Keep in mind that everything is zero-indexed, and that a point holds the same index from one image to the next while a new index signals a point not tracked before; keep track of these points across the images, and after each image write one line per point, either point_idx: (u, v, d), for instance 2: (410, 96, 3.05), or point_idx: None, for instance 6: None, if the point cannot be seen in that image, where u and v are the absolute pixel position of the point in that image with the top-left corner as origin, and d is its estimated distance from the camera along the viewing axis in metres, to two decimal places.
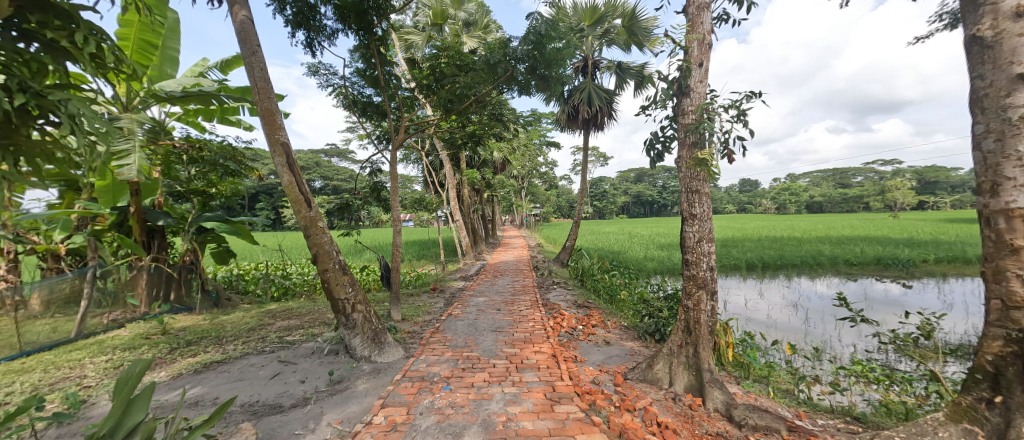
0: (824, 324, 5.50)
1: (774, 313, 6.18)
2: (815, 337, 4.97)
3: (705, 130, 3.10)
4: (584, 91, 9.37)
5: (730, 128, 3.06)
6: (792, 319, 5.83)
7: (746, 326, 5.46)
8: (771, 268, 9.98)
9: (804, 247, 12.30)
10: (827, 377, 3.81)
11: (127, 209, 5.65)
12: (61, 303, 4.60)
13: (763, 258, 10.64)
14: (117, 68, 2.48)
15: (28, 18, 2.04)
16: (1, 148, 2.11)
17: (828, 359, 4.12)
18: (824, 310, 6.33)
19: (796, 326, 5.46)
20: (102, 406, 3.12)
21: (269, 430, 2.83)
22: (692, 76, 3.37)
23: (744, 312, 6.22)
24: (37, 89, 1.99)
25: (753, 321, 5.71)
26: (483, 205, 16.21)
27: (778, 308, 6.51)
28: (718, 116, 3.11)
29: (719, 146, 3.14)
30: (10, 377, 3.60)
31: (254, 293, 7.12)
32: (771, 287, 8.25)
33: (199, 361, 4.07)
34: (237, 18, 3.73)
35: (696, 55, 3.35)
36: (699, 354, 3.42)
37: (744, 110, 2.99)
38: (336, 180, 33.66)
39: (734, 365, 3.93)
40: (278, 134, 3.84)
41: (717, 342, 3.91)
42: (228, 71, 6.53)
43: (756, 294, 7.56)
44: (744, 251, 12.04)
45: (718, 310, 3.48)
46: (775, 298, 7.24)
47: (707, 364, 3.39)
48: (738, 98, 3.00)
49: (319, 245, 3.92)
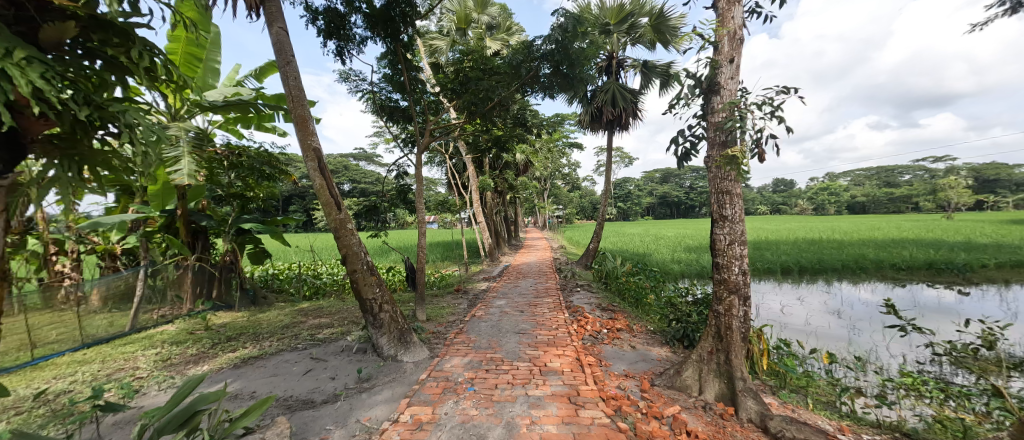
0: (870, 333, 5.21)
1: (813, 320, 5.91)
2: (859, 346, 4.73)
3: (735, 128, 3.03)
4: (608, 91, 9.23)
5: (763, 127, 2.96)
6: (833, 326, 5.55)
7: (781, 333, 5.28)
8: (808, 273, 9.53)
9: (844, 250, 11.65)
10: (872, 389, 3.62)
11: (174, 212, 6.02)
12: (116, 299, 4.96)
13: (800, 262, 10.18)
14: (168, 80, 2.65)
15: (91, 37, 2.20)
16: (68, 157, 2.31)
17: (874, 370, 3.91)
18: (870, 317, 5.99)
19: (836, 333, 5.24)
20: (151, 396, 3.34)
21: (302, 425, 2.95)
22: (722, 73, 3.29)
23: (780, 318, 6.00)
24: (99, 102, 2.13)
25: (788, 327, 5.50)
26: (506, 206, 16.31)
27: (817, 314, 6.23)
28: (749, 113, 3.02)
29: (749, 145, 3.06)
30: (73, 367, 3.90)
31: (288, 292, 7.46)
32: (809, 292, 7.89)
33: (237, 356, 4.28)
34: (273, 30, 3.91)
35: (727, 51, 3.27)
36: (731, 362, 3.33)
37: (779, 107, 2.90)
38: (363, 183, 34.73)
39: (769, 374, 3.80)
40: (311, 140, 3.99)
41: (750, 349, 3.76)
42: (263, 79, 6.83)
43: (793, 299, 7.25)
44: (779, 254, 11.56)
45: (751, 316, 3.37)
46: (814, 304, 6.91)
47: (740, 372, 3.29)
48: (770, 95, 2.92)
49: (347, 246, 4.05)
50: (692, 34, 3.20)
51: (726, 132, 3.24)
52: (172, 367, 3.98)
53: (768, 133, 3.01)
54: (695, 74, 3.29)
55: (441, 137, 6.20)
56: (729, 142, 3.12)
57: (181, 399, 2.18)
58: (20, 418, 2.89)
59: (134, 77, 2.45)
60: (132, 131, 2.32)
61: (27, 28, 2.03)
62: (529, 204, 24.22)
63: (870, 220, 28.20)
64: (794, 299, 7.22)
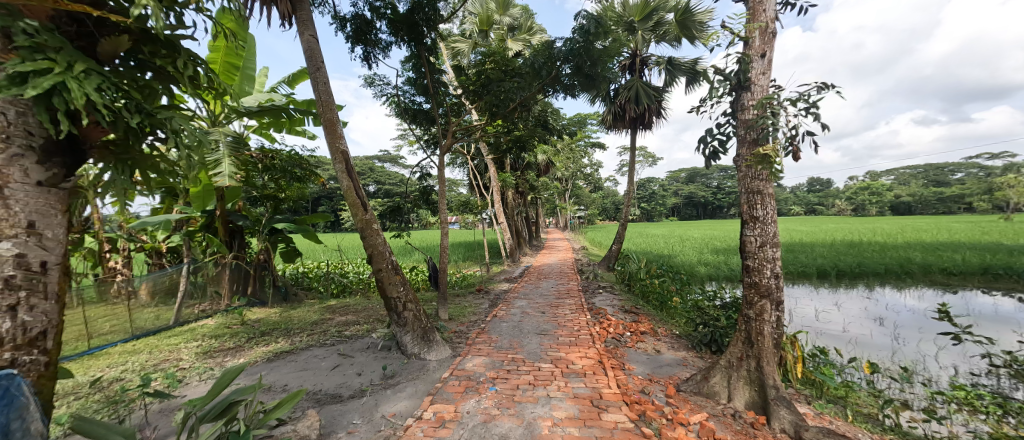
0: (917, 342, 4.93)
1: (851, 327, 5.66)
2: (904, 356, 4.49)
3: (768, 125, 2.96)
4: (632, 89, 9.10)
5: (797, 123, 2.88)
6: (874, 334, 5.29)
7: (817, 340, 5.09)
8: (847, 278, 9.10)
9: (887, 254, 11.04)
10: (920, 402, 3.43)
11: (214, 212, 6.36)
12: (162, 294, 5.29)
13: (838, 266, 9.73)
14: (210, 88, 2.81)
15: (142, 49, 2.36)
16: (122, 162, 2.48)
17: (922, 382, 3.71)
18: (917, 325, 5.66)
19: (877, 341, 5.00)
20: (193, 386, 3.54)
21: (331, 418, 3.06)
22: (754, 68, 3.20)
23: (815, 324, 5.78)
24: (149, 110, 2.29)
25: (825, 334, 5.29)
26: (527, 207, 16.32)
27: (856, 321, 5.94)
28: (783, 110, 2.94)
29: (783, 142, 2.98)
30: (124, 357, 4.19)
31: (317, 289, 7.75)
32: (848, 298, 7.53)
33: (271, 350, 4.48)
34: (304, 38, 4.08)
35: (758, 46, 3.19)
36: (762, 369, 3.25)
37: (814, 103, 2.81)
38: (388, 184, 35.53)
39: (804, 383, 3.66)
40: (339, 143, 4.14)
41: (783, 356, 3.64)
42: (295, 85, 7.11)
43: (829, 305, 6.96)
44: (815, 257, 11.08)
45: (784, 321, 3.27)
46: (853, 310, 6.60)
47: (772, 379, 3.21)
48: (806, 91, 2.83)
49: (373, 246, 4.17)
50: (720, 29, 3.14)
51: (758, 129, 3.16)
52: (212, 359, 4.20)
53: (803, 130, 2.91)
54: (723, 71, 3.22)
55: (463, 138, 6.28)
56: (761, 140, 3.04)
57: (219, 391, 2.31)
58: (78, 402, 3.12)
59: (179, 85, 2.61)
60: (178, 136, 2.46)
61: (86, 42, 2.18)
62: (551, 205, 24.11)
63: (925, 220, 27.27)
64: (832, 305, 6.91)
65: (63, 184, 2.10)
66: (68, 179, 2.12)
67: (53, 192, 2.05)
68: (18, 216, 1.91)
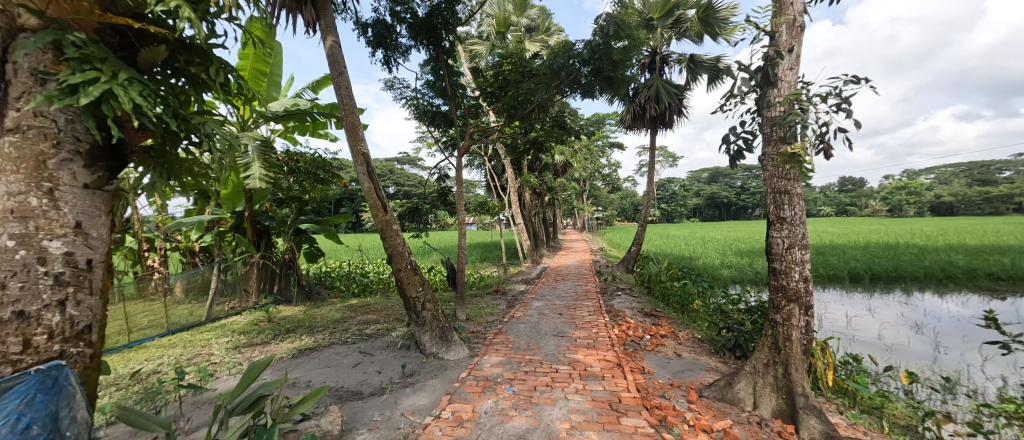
0: (961, 351, 4.69)
1: (887, 333, 5.42)
2: (946, 365, 4.28)
3: (796, 122, 2.87)
4: (652, 88, 8.97)
5: (827, 120, 2.79)
6: (912, 342, 5.05)
7: (849, 347, 4.90)
8: (882, 282, 8.72)
9: (927, 257, 10.49)
10: (964, 415, 3.26)
11: (242, 213, 6.61)
12: (196, 291, 5.53)
13: (872, 269, 9.33)
14: (240, 94, 2.92)
15: (178, 58, 2.47)
16: (159, 165, 2.61)
17: (966, 394, 3.53)
18: (960, 333, 5.38)
19: (915, 350, 4.78)
20: (224, 380, 3.69)
21: (353, 414, 3.14)
22: (781, 64, 3.13)
23: (847, 331, 5.57)
24: (185, 116, 2.39)
25: (859, 341, 5.09)
26: (544, 208, 16.30)
27: (892, 327, 5.69)
28: (812, 106, 2.85)
29: (812, 140, 2.88)
30: (161, 350, 4.41)
31: (339, 288, 7.95)
32: (883, 303, 7.22)
33: (296, 347, 4.63)
34: (327, 44, 4.20)
35: (785, 40, 3.12)
36: (790, 375, 3.16)
37: (846, 98, 2.72)
38: (406, 186, 36.09)
39: (835, 392, 3.53)
40: (360, 146, 4.24)
41: (812, 362, 3.52)
42: (319, 90, 7.32)
43: (862, 310, 6.68)
44: (847, 260, 10.66)
45: (814, 327, 3.16)
46: (889, 316, 6.32)
47: (801, 387, 3.10)
48: (836, 86, 2.74)
49: (393, 246, 4.24)
50: (745, 25, 3.08)
51: (786, 127, 3.08)
52: (241, 354, 4.37)
53: (834, 127, 2.82)
54: (748, 68, 3.15)
55: (480, 140, 6.33)
56: (789, 138, 2.96)
57: (249, 385, 2.40)
58: (120, 393, 3.30)
59: (211, 92, 2.71)
60: (211, 140, 2.57)
61: (128, 53, 2.31)
62: (568, 206, 23.96)
63: (971, 220, 26.77)
64: (865, 311, 6.64)
65: (107, 186, 2.22)
66: (111, 182, 2.24)
67: (98, 194, 2.17)
68: (67, 217, 2.03)
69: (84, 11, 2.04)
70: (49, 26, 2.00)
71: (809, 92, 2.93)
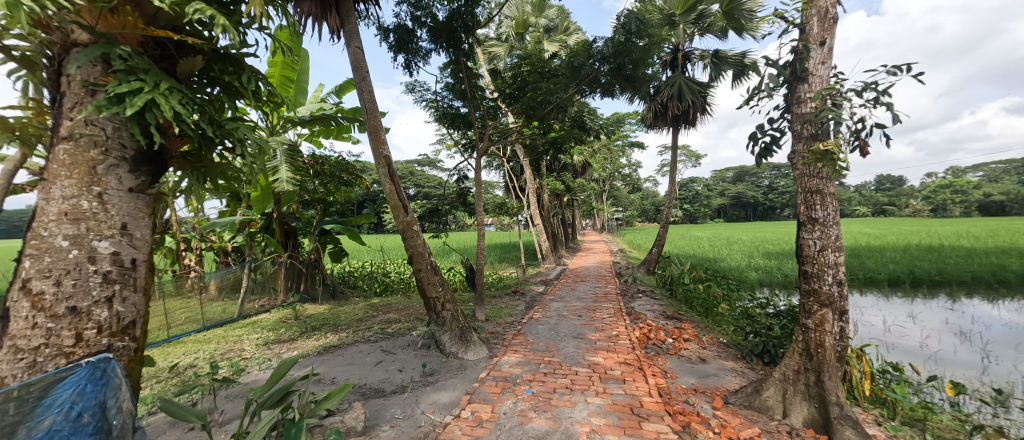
0: (1014, 362, 4.42)
1: (931, 341, 5.16)
2: (997, 377, 4.05)
3: (829, 118, 2.77)
4: (674, 85, 8.81)
5: (863, 116, 2.68)
6: (959, 351, 4.79)
7: (888, 355, 4.69)
8: (924, 287, 8.27)
9: (976, 260, 9.89)
10: (1017, 430, 3.06)
11: (272, 215, 6.84)
12: (228, 289, 5.77)
13: (913, 273, 8.87)
14: (269, 101, 3.04)
15: (213, 67, 2.59)
16: (195, 169, 2.73)
17: (1019, 408, 3.32)
18: (1013, 343, 5.05)
19: (961, 359, 4.53)
20: (254, 375, 3.84)
21: (375, 411, 3.22)
22: (811, 58, 3.03)
23: (886, 338, 5.32)
24: (219, 122, 2.51)
25: (899, 349, 4.86)
26: (563, 209, 16.20)
27: (936, 335, 5.41)
28: (846, 101, 2.75)
29: (846, 137, 2.77)
30: (197, 345, 4.62)
31: (361, 288, 8.15)
32: (925, 309, 6.86)
33: (321, 344, 4.77)
34: (351, 49, 4.32)
35: (817, 33, 3.02)
36: (823, 383, 3.05)
37: (884, 92, 2.60)
38: (426, 187, 36.56)
39: (872, 402, 3.37)
40: (382, 148, 4.34)
41: (847, 370, 3.40)
42: (342, 94, 7.52)
43: (903, 316, 6.37)
44: (885, 263, 10.16)
45: (849, 333, 3.04)
46: (932, 323, 6.00)
47: (835, 396, 2.99)
48: (875, 79, 2.62)
49: (414, 246, 4.31)
50: (773, 18, 3.00)
51: (817, 124, 2.98)
52: (270, 350, 4.54)
53: (870, 123, 2.71)
54: (777, 63, 3.07)
55: (499, 141, 6.36)
56: (820, 135, 2.86)
57: (278, 379, 2.49)
58: (160, 385, 3.48)
59: (243, 99, 2.83)
60: (243, 145, 2.68)
61: (168, 64, 2.43)
62: (587, 206, 23.72)
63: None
64: (906, 317, 6.32)
65: (149, 190, 2.35)
66: (152, 186, 2.37)
67: (141, 197, 2.30)
68: (113, 219, 2.16)
69: (129, 26, 2.18)
70: (98, 40, 2.14)
71: (843, 87, 2.82)
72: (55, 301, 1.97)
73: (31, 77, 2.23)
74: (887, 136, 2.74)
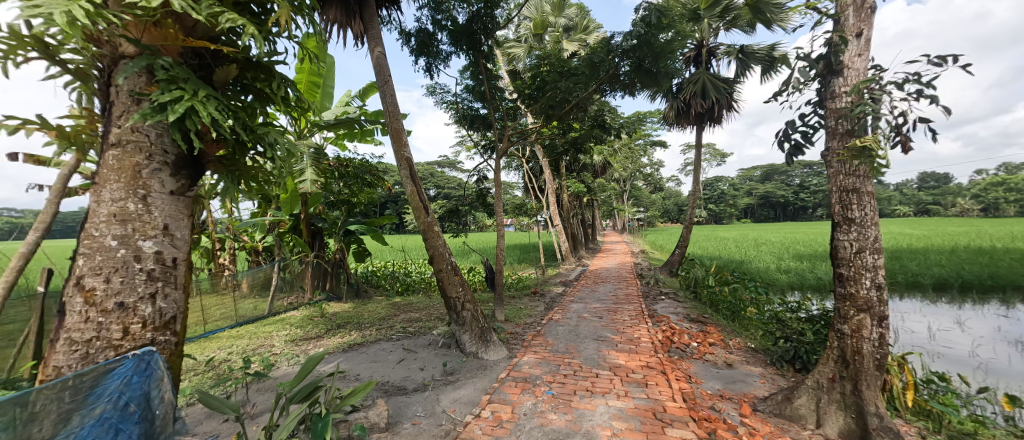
0: None
1: (981, 350, 4.86)
2: None
3: (866, 113, 2.66)
4: (698, 82, 8.61)
5: (904, 110, 2.57)
6: (1013, 361, 4.49)
7: (933, 364, 4.46)
8: (974, 292, 7.78)
9: None
10: None
11: (299, 216, 7.07)
12: (259, 287, 6.01)
13: (960, 278, 8.35)
14: (298, 106, 3.15)
15: (246, 75, 2.71)
16: (230, 172, 2.86)
17: None
18: None
19: (1016, 370, 4.25)
20: (283, 370, 3.99)
21: (397, 408, 3.29)
22: (847, 50, 2.92)
23: (930, 346, 5.05)
24: (251, 128, 2.61)
25: (945, 358, 4.62)
26: (583, 209, 16.08)
27: (987, 343, 5.09)
28: (886, 94, 2.64)
29: (887, 133, 2.65)
30: (230, 341, 4.84)
31: (384, 287, 8.33)
32: (975, 315, 6.45)
33: (345, 341, 4.90)
34: (374, 54, 4.43)
35: (853, 24, 2.91)
36: (860, 392, 2.93)
37: (927, 83, 2.48)
38: (446, 188, 37.01)
39: (916, 414, 3.20)
40: (404, 151, 4.43)
41: (888, 380, 3.25)
42: (366, 98, 7.71)
43: (950, 323, 6.03)
44: (930, 266, 9.60)
45: (888, 340, 2.90)
46: (984, 330, 5.65)
47: (874, 406, 2.86)
48: (917, 70, 2.50)
49: (435, 247, 4.38)
50: (805, 10, 2.92)
51: (853, 119, 2.87)
52: (298, 346, 4.70)
53: (914, 117, 2.58)
54: (809, 56, 2.97)
55: (519, 142, 6.37)
56: (857, 130, 2.75)
57: (306, 375, 2.58)
58: (197, 378, 3.67)
59: (274, 105, 2.95)
60: (273, 149, 2.78)
61: (206, 73, 2.57)
62: (607, 206, 23.44)
63: None
64: (954, 323, 5.97)
65: (188, 193, 2.48)
66: (191, 189, 2.50)
67: (181, 200, 2.43)
68: (157, 220, 2.30)
69: (171, 37, 2.32)
70: (142, 52, 2.28)
71: (881, 80, 2.71)
72: (105, 297, 2.11)
73: (83, 87, 2.39)
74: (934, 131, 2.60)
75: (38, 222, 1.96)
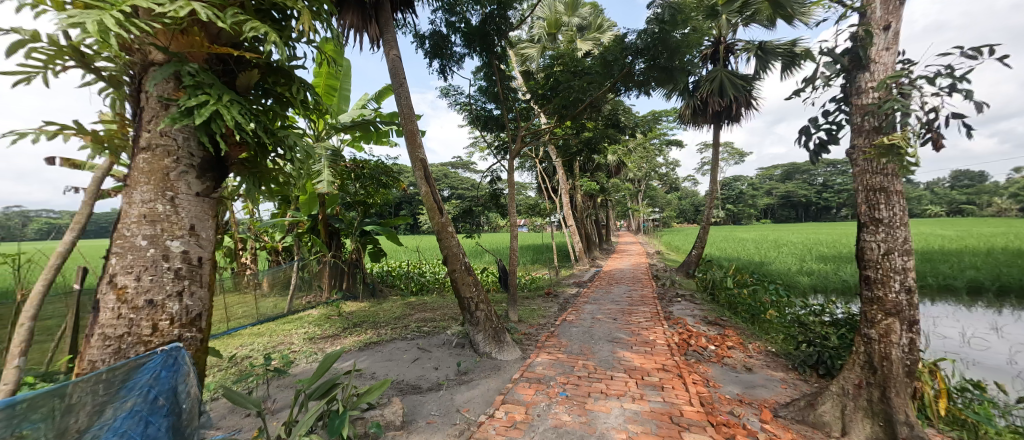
0: None
1: (1020, 357, 4.65)
2: None
3: (894, 109, 2.58)
4: (715, 80, 8.47)
5: (935, 105, 2.50)
6: None
7: (967, 371, 4.29)
8: (1010, 296, 7.44)
9: None
10: None
11: (317, 216, 7.21)
12: (279, 286, 6.17)
13: (995, 281, 8.00)
14: (317, 110, 3.21)
15: (268, 79, 2.79)
16: (252, 174, 2.94)
17: None
18: None
19: None
20: (302, 367, 4.09)
21: (413, 407, 3.34)
22: (874, 43, 2.84)
23: (963, 352, 4.86)
24: (271, 131, 2.68)
25: (980, 365, 4.44)
26: (597, 209, 15.97)
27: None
28: (916, 90, 2.57)
29: (916, 129, 2.58)
30: (251, 338, 4.97)
31: (399, 287, 8.43)
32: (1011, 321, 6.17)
33: (361, 340, 4.98)
34: (390, 57, 4.50)
35: (880, 17, 2.84)
36: (888, 399, 2.84)
37: (960, 77, 2.41)
38: (460, 189, 37.24)
39: (948, 423, 3.08)
40: (419, 152, 4.49)
41: (918, 387, 3.14)
42: (381, 101, 7.84)
43: (985, 329, 5.78)
44: (963, 268, 9.20)
45: (918, 346, 2.80)
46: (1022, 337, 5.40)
47: (903, 415, 2.77)
48: (950, 64, 2.44)
49: (449, 247, 4.41)
50: (829, 4, 2.86)
51: (880, 115, 2.79)
52: (316, 344, 4.81)
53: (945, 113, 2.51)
54: (834, 51, 2.91)
55: (533, 142, 6.36)
56: (884, 127, 2.68)
57: (324, 372, 2.65)
58: (221, 373, 3.79)
59: (294, 108, 3.02)
60: (292, 151, 2.84)
61: (229, 78, 2.65)
62: (621, 207, 23.22)
63: None
64: (989, 329, 5.73)
65: (212, 194, 2.56)
66: (215, 191, 2.58)
67: (206, 201, 2.52)
68: (184, 220, 2.38)
69: (197, 44, 2.41)
70: (171, 58, 2.36)
71: (910, 75, 2.63)
72: (136, 295, 2.21)
73: (117, 94, 2.50)
74: (966, 127, 2.52)
75: (74, 222, 2.05)
